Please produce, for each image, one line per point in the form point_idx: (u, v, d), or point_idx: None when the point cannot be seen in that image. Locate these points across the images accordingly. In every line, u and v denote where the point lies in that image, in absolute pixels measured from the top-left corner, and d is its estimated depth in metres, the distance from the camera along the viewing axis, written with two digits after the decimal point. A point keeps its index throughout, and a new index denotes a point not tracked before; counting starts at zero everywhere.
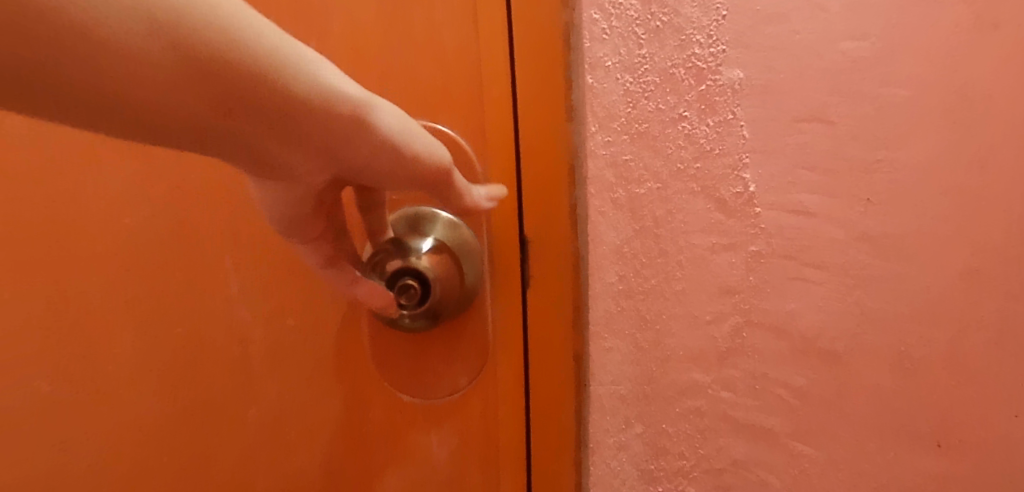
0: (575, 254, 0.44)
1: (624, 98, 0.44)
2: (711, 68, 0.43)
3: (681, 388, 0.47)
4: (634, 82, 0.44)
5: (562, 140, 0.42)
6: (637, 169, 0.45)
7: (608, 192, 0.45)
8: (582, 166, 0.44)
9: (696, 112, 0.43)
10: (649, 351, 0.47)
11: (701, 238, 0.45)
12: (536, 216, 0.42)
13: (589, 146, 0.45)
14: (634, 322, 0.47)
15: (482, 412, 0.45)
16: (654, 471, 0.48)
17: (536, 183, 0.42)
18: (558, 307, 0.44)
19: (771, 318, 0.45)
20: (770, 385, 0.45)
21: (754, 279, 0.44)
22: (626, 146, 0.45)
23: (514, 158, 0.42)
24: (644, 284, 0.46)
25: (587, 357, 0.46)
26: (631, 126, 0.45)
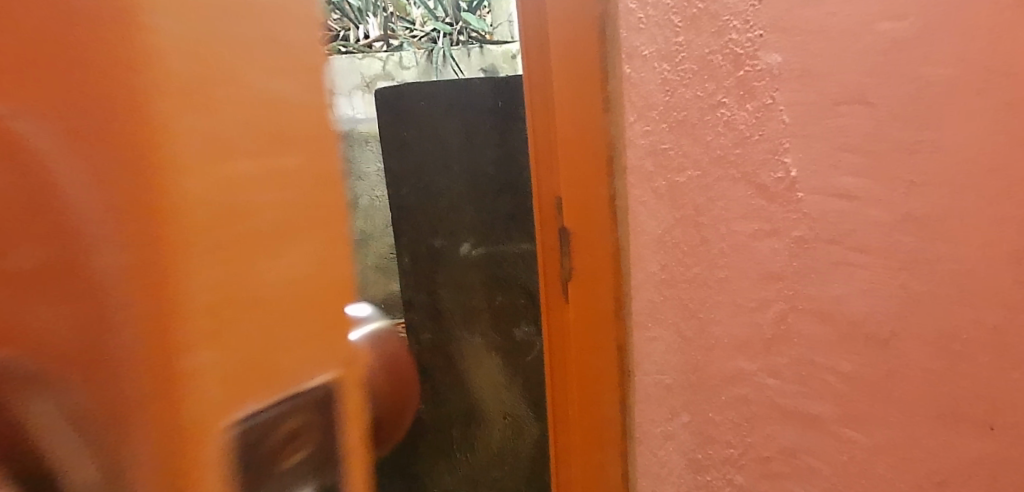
0: (618, 252, 0.53)
1: (663, 86, 0.48)
2: (748, 54, 0.44)
3: (728, 375, 0.48)
4: (673, 70, 0.48)
5: (598, 156, 0.52)
6: (677, 157, 0.49)
7: (649, 182, 0.50)
8: (620, 174, 0.52)
9: (734, 97, 0.45)
10: (693, 341, 0.50)
11: (743, 224, 0.46)
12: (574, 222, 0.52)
13: (629, 136, 0.51)
14: (677, 311, 0.50)
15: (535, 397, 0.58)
16: (701, 460, 0.51)
17: (574, 185, 0.52)
18: (603, 296, 0.53)
19: (815, 304, 0.44)
20: (818, 372, 0.44)
21: (798, 265, 0.44)
22: (666, 134, 0.49)
23: (541, 171, 0.53)
24: (687, 272, 0.50)
25: (628, 346, 0.54)
26: (670, 114, 0.48)
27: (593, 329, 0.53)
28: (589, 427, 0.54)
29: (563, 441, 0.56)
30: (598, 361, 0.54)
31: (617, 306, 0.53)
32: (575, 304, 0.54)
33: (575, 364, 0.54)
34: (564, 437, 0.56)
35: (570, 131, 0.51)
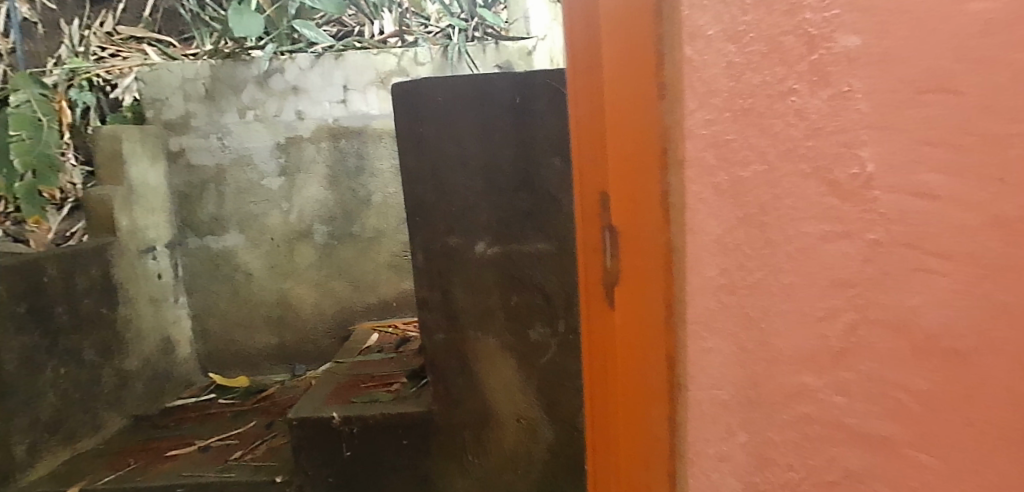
0: (670, 248, 0.45)
1: (727, 72, 0.41)
2: (823, 35, 0.39)
3: (790, 391, 0.43)
4: (739, 53, 0.40)
5: (648, 132, 0.44)
6: (742, 150, 0.41)
7: (709, 177, 0.42)
8: (674, 153, 0.43)
9: (806, 84, 0.39)
10: (754, 352, 0.43)
11: (813, 226, 0.41)
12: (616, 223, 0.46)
13: (686, 124, 0.43)
14: (738, 321, 0.43)
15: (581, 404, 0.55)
16: (759, 483, 0.45)
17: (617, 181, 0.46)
18: (649, 297, 0.45)
19: (889, 313, 0.40)
20: (888, 389, 0.40)
21: (871, 270, 0.40)
22: (729, 124, 0.41)
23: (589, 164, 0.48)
24: (749, 278, 0.42)
25: (680, 356, 0.46)
26: (734, 102, 0.41)
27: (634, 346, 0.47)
28: (623, 450, 0.49)
29: (601, 454, 0.52)
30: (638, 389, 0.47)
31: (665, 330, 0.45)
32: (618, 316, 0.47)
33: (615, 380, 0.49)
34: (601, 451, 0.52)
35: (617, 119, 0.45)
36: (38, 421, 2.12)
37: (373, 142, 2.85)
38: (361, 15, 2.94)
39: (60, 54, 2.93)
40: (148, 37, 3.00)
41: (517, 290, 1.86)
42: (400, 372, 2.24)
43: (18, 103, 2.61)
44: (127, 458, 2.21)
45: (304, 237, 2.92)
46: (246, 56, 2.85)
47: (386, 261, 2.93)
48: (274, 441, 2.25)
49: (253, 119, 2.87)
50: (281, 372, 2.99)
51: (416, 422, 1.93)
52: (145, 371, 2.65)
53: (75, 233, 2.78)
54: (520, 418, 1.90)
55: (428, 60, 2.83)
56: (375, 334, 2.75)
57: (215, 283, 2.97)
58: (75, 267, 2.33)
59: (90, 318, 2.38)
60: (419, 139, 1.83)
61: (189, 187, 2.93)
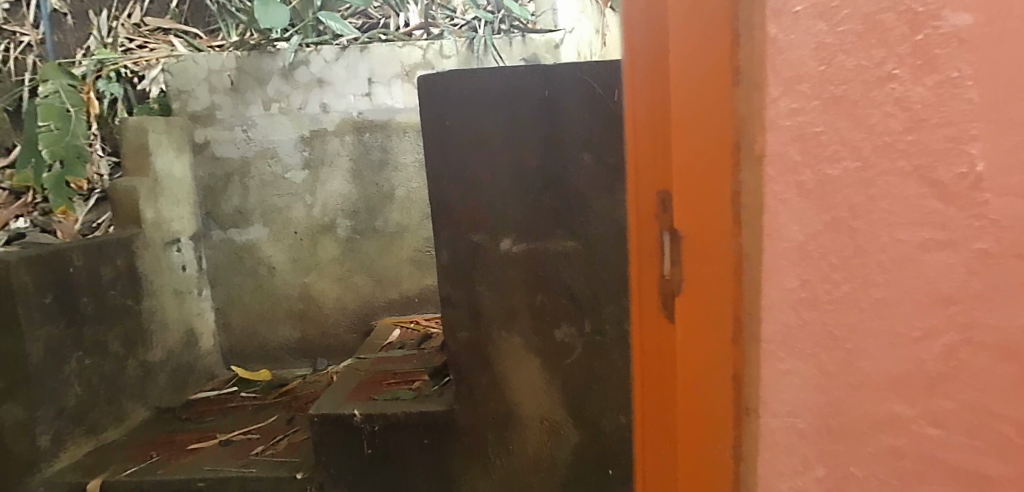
0: (740, 249, 0.44)
1: (817, 53, 0.40)
2: (929, 15, 0.38)
3: (880, 421, 0.43)
4: (830, 32, 0.39)
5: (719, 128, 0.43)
6: (832, 144, 0.40)
7: (792, 175, 0.41)
8: (747, 152, 0.42)
9: (909, 70, 0.39)
10: (838, 377, 0.43)
11: (911, 233, 0.40)
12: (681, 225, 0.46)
13: (768, 117, 0.41)
14: (820, 341, 0.42)
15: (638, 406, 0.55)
16: None
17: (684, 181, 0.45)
18: (716, 296, 0.45)
19: (992, 340, 0.40)
20: (989, 420, 0.41)
21: (975, 289, 0.40)
22: (818, 114, 0.40)
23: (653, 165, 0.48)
24: (833, 292, 0.42)
25: (750, 361, 0.45)
26: (823, 89, 0.40)
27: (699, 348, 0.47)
28: (684, 455, 0.49)
29: (658, 456, 0.53)
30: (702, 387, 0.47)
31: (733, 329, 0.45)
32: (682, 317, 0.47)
33: (677, 383, 0.49)
34: (657, 452, 0.53)
35: (685, 119, 0.44)
36: (64, 413, 2.13)
37: (397, 136, 2.82)
38: (387, 8, 2.92)
39: (88, 45, 2.96)
40: (174, 28, 3.00)
41: (543, 288, 1.82)
42: (424, 369, 2.22)
43: (47, 94, 2.64)
44: (150, 450, 2.21)
45: (327, 231, 2.91)
46: (272, 48, 2.84)
47: (408, 256, 2.91)
48: (295, 437, 2.24)
49: (278, 112, 2.85)
50: (302, 367, 2.98)
51: (438, 421, 1.89)
52: (169, 363, 2.66)
53: (101, 225, 2.78)
54: (544, 420, 1.86)
55: (454, 53, 2.80)
56: (397, 330, 2.73)
57: (239, 276, 2.96)
58: (101, 258, 2.34)
59: (116, 310, 2.39)
60: (444, 132, 1.79)
61: (213, 180, 2.93)
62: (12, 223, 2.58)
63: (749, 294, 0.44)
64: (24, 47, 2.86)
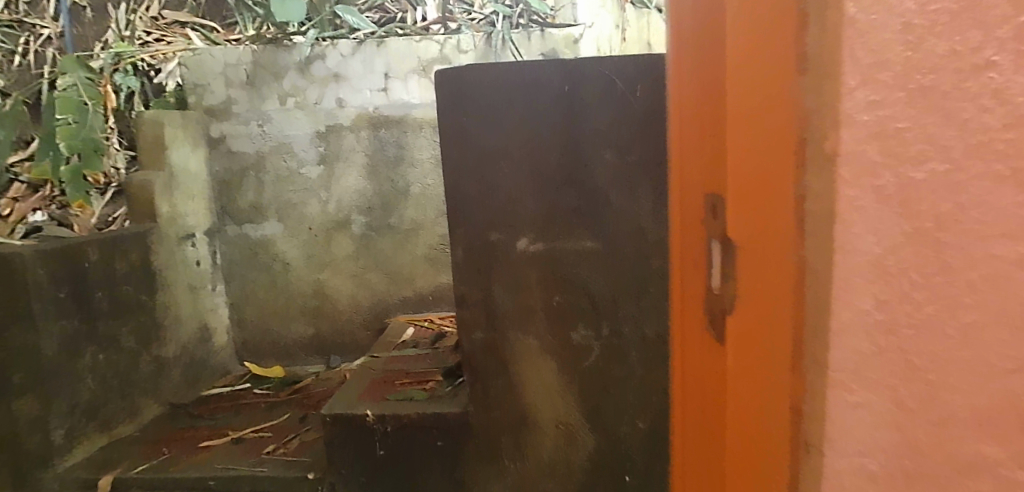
0: (804, 257, 0.44)
1: (903, 38, 0.39)
2: None
3: (962, 464, 0.42)
4: (920, 11, 0.38)
5: (783, 130, 0.43)
6: (917, 141, 0.39)
7: (869, 179, 0.40)
8: (812, 154, 0.42)
9: (1009, 59, 0.37)
10: (917, 413, 0.42)
11: (1006, 248, 0.39)
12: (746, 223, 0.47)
13: (847, 109, 0.40)
14: (898, 373, 0.42)
15: (701, 394, 0.57)
16: None
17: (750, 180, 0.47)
18: (777, 299, 0.45)
19: None
20: None
21: None
22: (902, 106, 0.39)
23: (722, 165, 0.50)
24: (915, 317, 0.41)
25: (813, 373, 0.44)
26: (910, 78, 0.39)
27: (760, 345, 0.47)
28: (740, 453, 0.51)
29: (711, 444, 0.56)
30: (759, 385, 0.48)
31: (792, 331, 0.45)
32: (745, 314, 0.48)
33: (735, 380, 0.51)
34: (711, 441, 0.55)
35: (753, 120, 0.46)
36: (76, 407, 2.12)
37: (413, 132, 2.79)
38: (404, 2, 2.89)
39: (106, 39, 2.97)
40: (192, 22, 2.98)
41: (559, 289, 1.77)
42: (437, 369, 2.18)
43: (66, 87, 2.65)
44: (163, 446, 2.20)
45: (342, 227, 2.88)
46: (288, 42, 2.82)
47: (423, 254, 2.88)
48: (307, 435, 2.21)
49: (294, 106, 2.83)
50: (315, 364, 2.96)
51: (452, 424, 1.87)
52: (183, 358, 2.65)
53: (117, 219, 2.76)
54: (558, 424, 1.82)
55: (471, 47, 2.75)
56: (410, 328, 2.70)
57: (253, 271, 2.94)
58: (116, 252, 2.32)
59: (130, 304, 2.38)
60: (460, 127, 1.76)
61: (228, 174, 2.91)
62: (29, 216, 2.58)
63: (811, 297, 0.44)
64: (46, 40, 2.88)
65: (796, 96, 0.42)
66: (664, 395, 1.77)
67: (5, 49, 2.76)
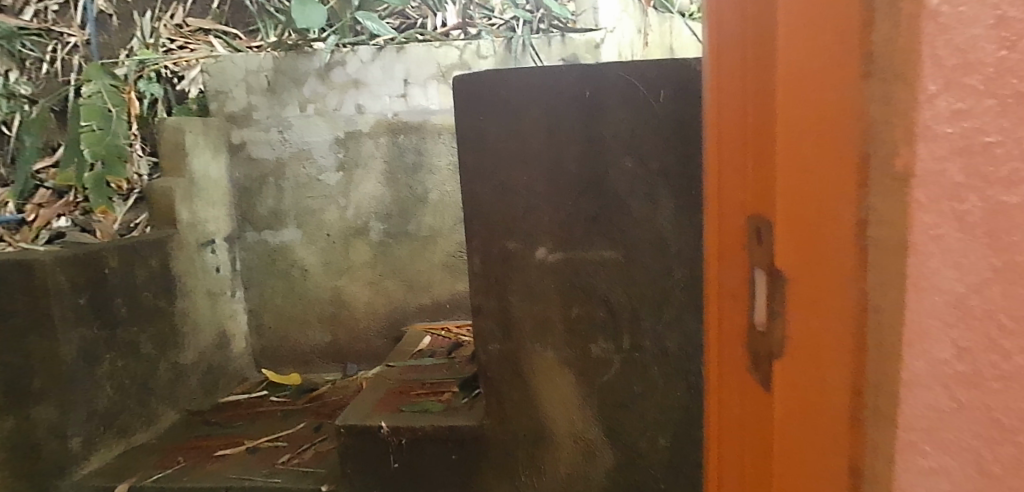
0: (863, 270, 0.46)
1: (997, 40, 0.37)
2: None
3: None
4: (1015, 8, 0.37)
5: (842, 147, 0.45)
6: (1008, 155, 0.37)
7: (956, 199, 0.40)
8: (872, 171, 0.44)
9: None
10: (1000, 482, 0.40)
11: None
12: (802, 256, 0.49)
13: (923, 120, 0.41)
14: (979, 432, 0.41)
15: (750, 413, 0.58)
16: None
17: (808, 215, 0.48)
18: (836, 313, 0.47)
19: None
20: None
21: None
22: (994, 114, 0.38)
23: (776, 195, 0.51)
24: (1003, 374, 0.39)
25: (880, 385, 0.46)
26: (1004, 82, 0.37)
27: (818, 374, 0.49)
28: (796, 469, 0.52)
29: (761, 461, 0.57)
30: (814, 411, 0.50)
31: (854, 363, 0.47)
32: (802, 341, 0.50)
33: (789, 398, 0.52)
34: (761, 461, 0.56)
35: (811, 157, 0.47)
36: (94, 414, 2.12)
37: (432, 138, 2.76)
38: (424, 7, 2.87)
39: (132, 46, 2.97)
40: (215, 29, 2.98)
41: (578, 300, 1.72)
42: (453, 380, 2.14)
43: (90, 94, 2.65)
44: (178, 456, 2.19)
45: (361, 234, 2.86)
46: (309, 48, 2.81)
47: (441, 261, 2.84)
48: (322, 446, 2.19)
49: (314, 113, 2.82)
50: (332, 372, 2.94)
51: (468, 437, 1.82)
52: (200, 365, 2.65)
53: (139, 224, 2.73)
54: (577, 440, 1.77)
55: (491, 53, 2.72)
56: (427, 337, 2.66)
57: (271, 278, 2.93)
58: (136, 258, 2.32)
59: (149, 310, 2.37)
60: (478, 133, 1.72)
61: (248, 181, 2.90)
62: (53, 222, 2.59)
63: (874, 330, 0.46)
64: (73, 47, 2.89)
65: (861, 139, 0.44)
66: (686, 410, 1.71)
67: (33, 57, 2.81)
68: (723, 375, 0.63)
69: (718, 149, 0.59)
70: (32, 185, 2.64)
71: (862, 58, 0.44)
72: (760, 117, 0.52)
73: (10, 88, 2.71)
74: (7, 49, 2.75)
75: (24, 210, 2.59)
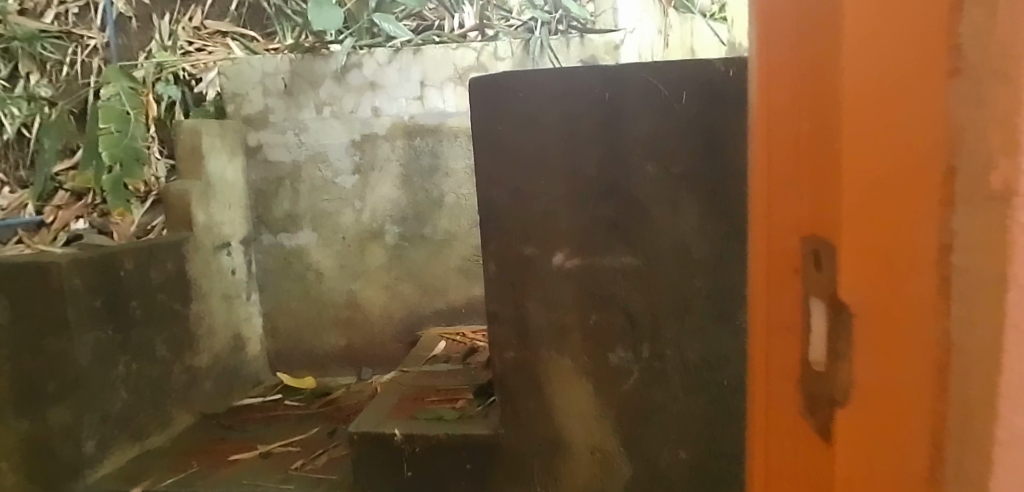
0: (946, 311, 0.38)
1: None
2: None
3: None
4: None
5: (925, 163, 0.37)
6: None
7: None
8: (960, 191, 0.36)
9: None
10: None
11: None
12: (868, 287, 0.41)
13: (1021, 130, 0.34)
14: None
15: (804, 472, 0.50)
16: None
17: (874, 237, 0.40)
18: (915, 361, 0.39)
19: None
20: None
21: None
22: None
23: (839, 218, 0.43)
24: None
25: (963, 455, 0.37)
26: None
27: (887, 428, 0.41)
28: None
29: None
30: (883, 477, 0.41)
31: (934, 423, 0.39)
32: (866, 388, 0.42)
33: (851, 459, 0.44)
34: None
35: (883, 172, 0.39)
36: (109, 418, 2.12)
37: (448, 141, 2.73)
38: (442, 9, 2.85)
39: (150, 49, 2.97)
40: (232, 31, 2.98)
41: (596, 308, 1.68)
42: (467, 387, 2.11)
43: (109, 97, 2.67)
44: (192, 459, 2.18)
45: (376, 237, 2.84)
46: (326, 51, 2.80)
47: (456, 265, 2.81)
48: (335, 452, 2.17)
49: (330, 115, 2.80)
50: (347, 376, 2.92)
51: (482, 446, 1.79)
52: (215, 368, 2.64)
53: (156, 227, 2.70)
54: (594, 450, 1.72)
55: (509, 55, 2.69)
56: (442, 341, 2.63)
57: (287, 281, 2.92)
58: (151, 261, 2.32)
59: (164, 314, 2.37)
60: (494, 136, 1.68)
61: (265, 183, 2.90)
62: (71, 224, 2.61)
63: (957, 384, 0.37)
64: (92, 50, 2.91)
65: (947, 150, 0.37)
66: (707, 421, 1.66)
67: (53, 60, 2.84)
68: (772, 422, 0.54)
69: (773, 163, 0.51)
70: (51, 187, 2.67)
71: (950, 52, 0.36)
72: (819, 124, 0.45)
73: (30, 91, 2.74)
74: (27, 51, 2.79)
75: (43, 212, 2.62)
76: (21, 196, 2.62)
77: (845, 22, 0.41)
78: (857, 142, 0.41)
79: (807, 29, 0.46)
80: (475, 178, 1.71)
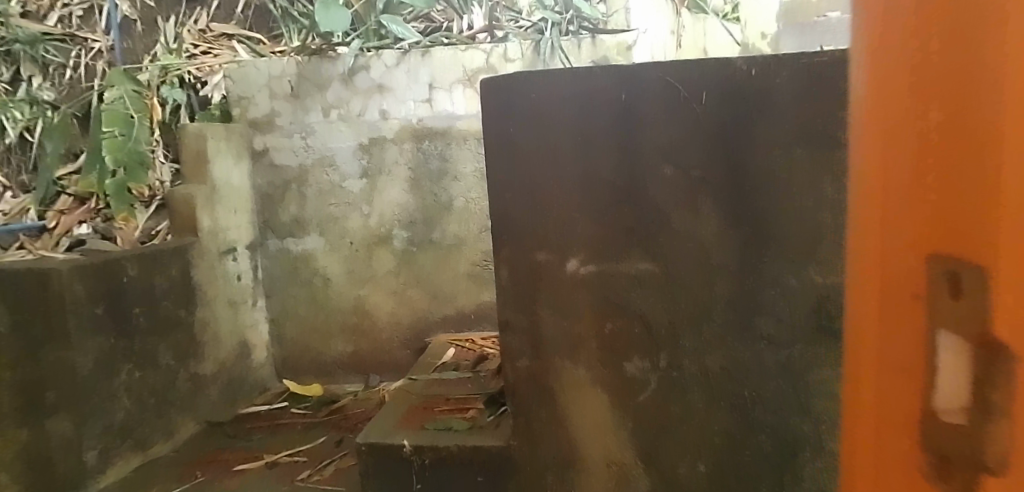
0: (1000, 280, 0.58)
1: None
2: None
3: None
4: None
5: (993, 173, 0.57)
6: None
7: None
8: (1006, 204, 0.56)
9: None
10: None
11: None
12: (982, 256, 0.58)
13: None
14: None
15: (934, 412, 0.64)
16: None
17: (978, 222, 0.58)
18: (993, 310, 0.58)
19: None
20: None
21: None
22: None
23: (975, 203, 0.57)
24: None
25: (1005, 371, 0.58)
26: None
27: None
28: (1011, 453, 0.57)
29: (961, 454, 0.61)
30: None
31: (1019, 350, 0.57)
32: (964, 333, 0.61)
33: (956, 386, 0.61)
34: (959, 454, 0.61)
35: (975, 182, 0.58)
36: (111, 427, 2.07)
37: (457, 144, 2.68)
38: (450, 11, 2.81)
39: (156, 52, 2.93)
40: (239, 34, 2.95)
41: (612, 315, 1.62)
42: (478, 395, 2.06)
43: (112, 100, 2.63)
44: (197, 469, 2.15)
45: (384, 242, 2.79)
46: (333, 53, 2.75)
47: (466, 271, 2.76)
48: (342, 461, 2.12)
49: (337, 118, 2.76)
50: (354, 383, 2.87)
51: (493, 457, 1.74)
52: (221, 375, 2.60)
53: (159, 232, 2.65)
54: (609, 463, 1.66)
55: (519, 56, 2.64)
56: (451, 349, 2.58)
57: (294, 287, 2.88)
58: (155, 268, 2.28)
59: (168, 321, 2.33)
60: (508, 140, 1.63)
61: (271, 188, 2.86)
62: (74, 229, 2.57)
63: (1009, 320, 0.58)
64: (97, 53, 2.88)
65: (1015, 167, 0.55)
66: (727, 434, 1.60)
67: (56, 63, 2.82)
68: (885, 378, 0.68)
69: (892, 166, 0.65)
70: (54, 192, 2.63)
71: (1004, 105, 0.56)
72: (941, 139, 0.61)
73: (34, 94, 2.73)
74: (29, 53, 2.76)
75: (45, 217, 2.59)
76: (23, 200, 2.59)
77: (926, 79, 0.61)
78: (976, 154, 0.58)
79: (925, 61, 0.61)
80: (488, 182, 1.68)
